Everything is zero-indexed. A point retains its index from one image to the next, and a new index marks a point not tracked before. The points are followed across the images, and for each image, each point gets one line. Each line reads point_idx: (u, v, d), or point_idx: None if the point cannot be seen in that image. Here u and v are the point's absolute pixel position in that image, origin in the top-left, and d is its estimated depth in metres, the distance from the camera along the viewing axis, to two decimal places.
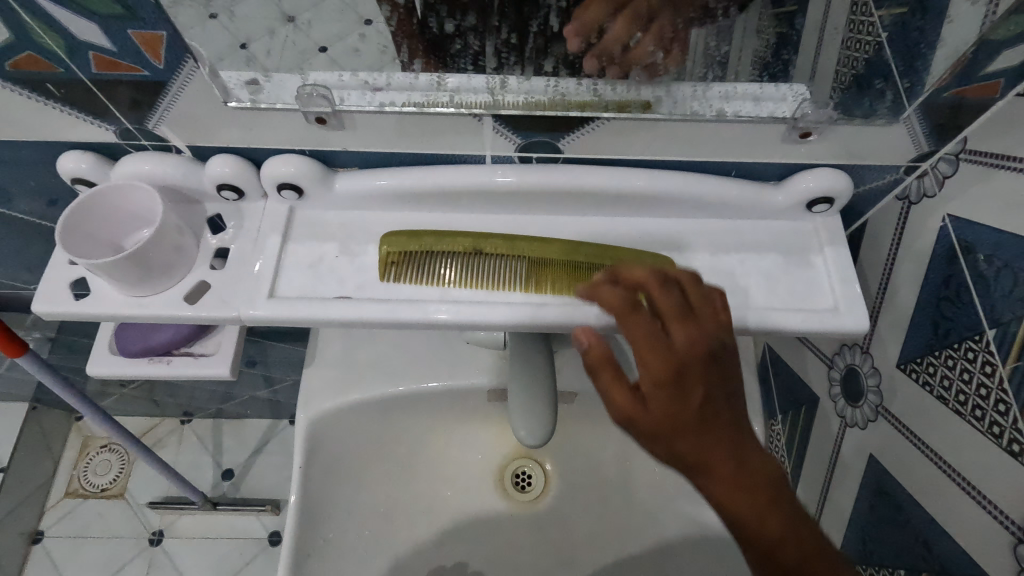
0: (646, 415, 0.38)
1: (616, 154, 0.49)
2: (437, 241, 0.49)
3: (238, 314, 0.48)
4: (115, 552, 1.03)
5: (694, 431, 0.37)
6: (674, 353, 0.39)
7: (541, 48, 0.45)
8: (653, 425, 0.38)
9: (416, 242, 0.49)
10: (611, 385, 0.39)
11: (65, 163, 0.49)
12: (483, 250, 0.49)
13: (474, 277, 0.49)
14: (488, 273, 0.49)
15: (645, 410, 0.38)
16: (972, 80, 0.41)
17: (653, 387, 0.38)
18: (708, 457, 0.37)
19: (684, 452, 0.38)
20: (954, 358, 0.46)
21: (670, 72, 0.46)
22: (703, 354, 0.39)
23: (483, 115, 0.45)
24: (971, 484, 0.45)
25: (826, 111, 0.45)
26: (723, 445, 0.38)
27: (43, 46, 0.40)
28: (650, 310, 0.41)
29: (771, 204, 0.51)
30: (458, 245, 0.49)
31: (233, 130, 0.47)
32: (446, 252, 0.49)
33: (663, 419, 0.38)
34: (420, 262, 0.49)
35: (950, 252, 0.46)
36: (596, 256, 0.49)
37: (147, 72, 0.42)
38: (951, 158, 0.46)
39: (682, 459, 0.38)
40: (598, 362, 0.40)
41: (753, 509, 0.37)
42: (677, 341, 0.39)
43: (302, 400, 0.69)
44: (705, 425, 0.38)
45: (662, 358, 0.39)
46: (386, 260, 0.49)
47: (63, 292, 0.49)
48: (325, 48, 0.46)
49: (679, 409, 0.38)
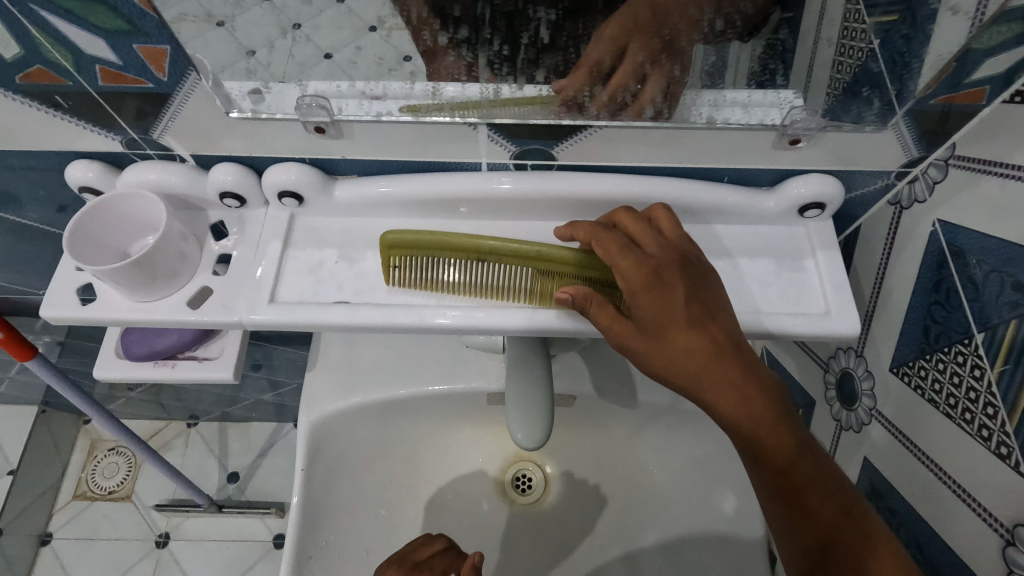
0: (636, 330, 0.45)
1: (610, 161, 0.50)
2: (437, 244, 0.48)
3: (239, 319, 0.49)
4: (122, 554, 1.04)
5: (681, 342, 0.44)
6: (649, 260, 0.45)
7: (532, 60, 0.45)
8: (643, 336, 0.45)
9: (419, 248, 0.48)
10: (601, 315, 0.45)
11: (73, 172, 0.50)
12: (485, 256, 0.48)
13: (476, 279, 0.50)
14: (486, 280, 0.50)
15: (636, 330, 0.45)
16: (960, 87, 0.41)
17: (637, 301, 0.45)
18: (690, 360, 0.44)
19: (676, 363, 0.45)
20: (945, 361, 0.46)
21: (665, 79, 0.45)
22: (677, 261, 0.46)
23: (477, 124, 0.46)
24: (962, 486, 0.45)
25: (815, 118, 0.46)
26: (708, 350, 0.44)
27: (51, 59, 0.41)
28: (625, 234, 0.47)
29: (763, 209, 0.51)
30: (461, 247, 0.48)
31: (235, 140, 0.48)
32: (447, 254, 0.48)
33: (650, 330, 0.45)
34: (422, 265, 0.49)
35: (940, 257, 0.47)
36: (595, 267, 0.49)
37: (151, 85, 0.43)
38: (941, 163, 0.46)
39: (674, 368, 0.45)
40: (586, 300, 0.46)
41: (745, 406, 0.44)
42: (648, 258, 0.46)
43: (305, 403, 0.70)
44: (691, 336, 0.44)
45: (638, 267, 0.45)
46: (388, 263, 0.49)
47: (70, 297, 0.50)
48: (331, 55, 0.45)
49: (663, 317, 0.45)
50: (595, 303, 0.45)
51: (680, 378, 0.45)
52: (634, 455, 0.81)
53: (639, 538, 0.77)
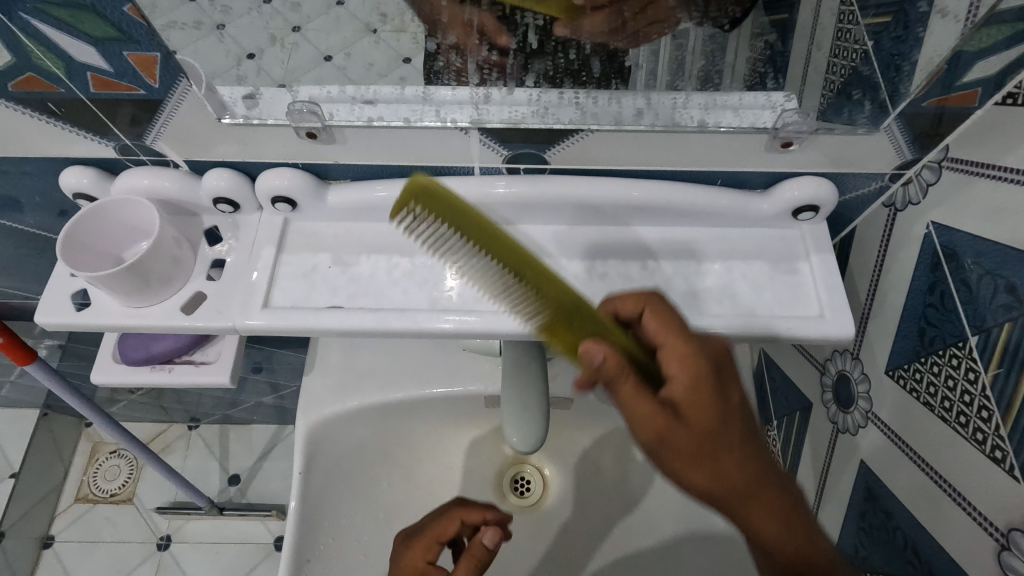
0: (682, 429, 0.40)
1: (603, 164, 0.50)
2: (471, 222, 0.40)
3: (233, 323, 0.49)
4: (123, 556, 1.05)
5: (725, 448, 0.41)
6: (693, 358, 0.42)
7: (522, 65, 0.44)
8: (693, 439, 0.40)
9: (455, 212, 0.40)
10: (631, 393, 0.40)
11: (67, 178, 0.51)
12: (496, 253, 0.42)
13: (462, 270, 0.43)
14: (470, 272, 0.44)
15: (680, 430, 0.40)
16: (952, 89, 0.41)
17: (688, 406, 0.41)
18: (732, 471, 0.41)
19: (720, 471, 0.41)
20: (939, 364, 0.46)
21: (648, 79, 0.46)
22: (717, 359, 0.43)
23: (469, 128, 0.46)
24: (957, 491, 0.45)
25: (807, 121, 0.45)
26: (750, 459, 0.42)
27: (43, 66, 0.42)
28: (677, 323, 0.44)
29: (757, 212, 0.51)
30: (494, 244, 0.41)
31: (228, 145, 0.48)
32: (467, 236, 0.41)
33: (694, 430, 0.40)
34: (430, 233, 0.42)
35: (934, 259, 0.47)
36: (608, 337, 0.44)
37: (143, 91, 0.44)
38: (934, 165, 0.46)
39: (711, 471, 0.41)
40: (615, 374, 0.41)
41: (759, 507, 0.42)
42: (708, 364, 0.42)
43: (302, 406, 0.70)
44: (734, 441, 0.41)
45: (682, 363, 0.42)
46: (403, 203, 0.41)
47: (66, 303, 0.51)
48: (330, 57, 0.47)
49: (709, 419, 0.41)
50: (630, 381, 0.40)
51: (713, 482, 0.41)
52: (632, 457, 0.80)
53: (637, 541, 0.77)
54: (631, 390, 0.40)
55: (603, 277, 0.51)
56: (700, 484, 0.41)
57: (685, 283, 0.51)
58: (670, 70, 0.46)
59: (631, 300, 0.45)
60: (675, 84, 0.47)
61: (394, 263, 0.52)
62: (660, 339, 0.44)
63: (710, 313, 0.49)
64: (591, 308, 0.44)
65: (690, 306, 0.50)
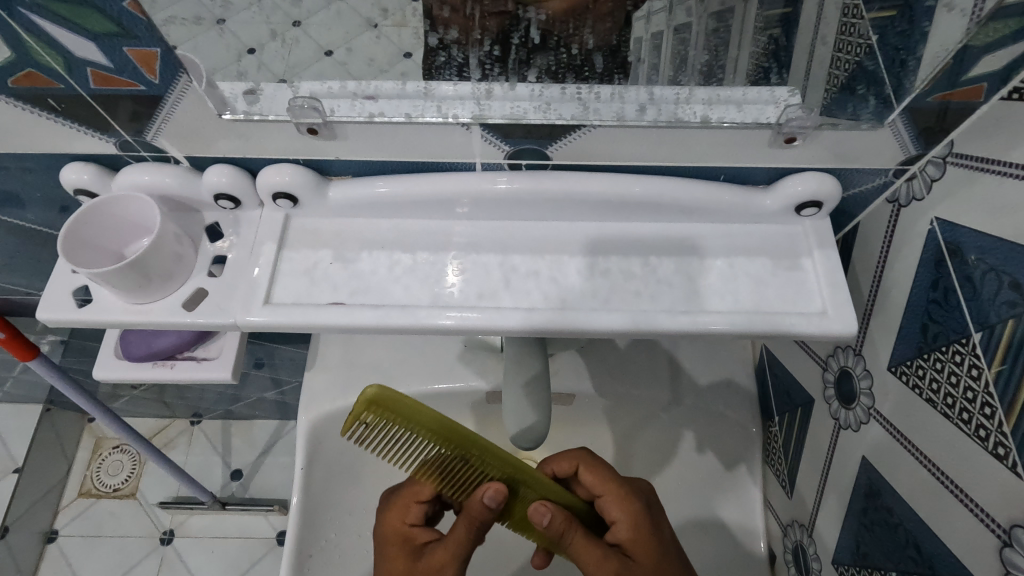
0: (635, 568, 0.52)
1: (605, 160, 0.50)
2: (415, 421, 0.44)
3: (234, 320, 0.49)
4: (126, 551, 1.05)
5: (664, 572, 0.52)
6: (631, 505, 0.55)
7: (523, 60, 0.47)
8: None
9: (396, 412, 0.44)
10: (584, 544, 0.52)
11: (68, 174, 0.50)
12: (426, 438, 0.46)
13: (401, 454, 0.49)
14: (413, 454, 0.49)
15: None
16: (958, 84, 0.41)
17: (633, 549, 0.53)
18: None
19: None
20: (942, 361, 0.46)
21: (646, 75, 0.48)
22: (644, 503, 0.56)
23: (471, 124, 0.46)
24: (960, 487, 0.45)
25: (811, 116, 0.45)
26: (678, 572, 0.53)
27: (41, 62, 0.41)
28: (608, 471, 0.57)
29: (760, 208, 0.51)
30: (451, 442, 0.47)
31: (229, 142, 0.48)
32: (418, 435, 0.46)
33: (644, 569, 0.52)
34: (390, 432, 0.46)
35: (938, 255, 0.46)
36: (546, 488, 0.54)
37: (143, 87, 0.43)
38: (938, 161, 0.46)
39: None
40: (563, 529, 0.51)
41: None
42: (642, 504, 0.56)
43: (303, 402, 0.70)
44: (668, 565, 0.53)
45: (627, 520, 0.55)
46: (354, 416, 0.43)
47: (67, 299, 0.51)
48: (330, 52, 0.49)
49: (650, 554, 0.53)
50: (578, 534, 0.51)
51: None
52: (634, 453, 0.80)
53: None
54: (581, 541, 0.52)
55: (605, 274, 0.51)
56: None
57: (689, 281, 0.51)
58: (664, 71, 0.48)
59: (567, 454, 0.58)
60: (676, 79, 0.48)
61: (396, 259, 0.52)
62: (599, 488, 0.56)
63: (711, 310, 0.49)
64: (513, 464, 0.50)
65: (694, 303, 0.50)
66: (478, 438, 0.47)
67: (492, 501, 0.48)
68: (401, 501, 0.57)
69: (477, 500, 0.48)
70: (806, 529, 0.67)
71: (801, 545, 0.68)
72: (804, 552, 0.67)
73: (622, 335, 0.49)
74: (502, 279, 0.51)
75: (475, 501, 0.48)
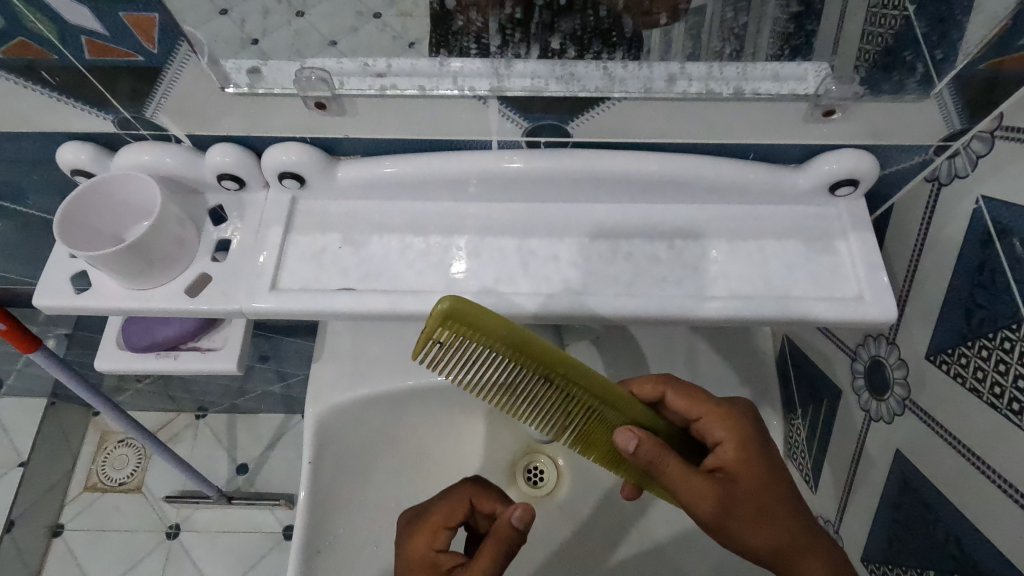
0: (743, 494, 0.46)
1: (627, 137, 0.47)
2: (494, 334, 0.40)
3: (240, 306, 0.47)
4: (133, 545, 1.03)
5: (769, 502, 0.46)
6: (739, 427, 0.49)
7: (547, 23, 0.44)
8: (748, 507, 0.46)
9: (473, 326, 0.40)
10: (681, 471, 0.46)
11: (65, 154, 0.48)
12: (506, 351, 0.42)
13: (479, 374, 0.45)
14: (489, 376, 0.45)
15: (745, 504, 0.46)
16: (1010, 49, 0.38)
17: (739, 471, 0.47)
18: (788, 521, 0.46)
19: (773, 525, 0.46)
20: (988, 348, 0.43)
21: (664, 45, 0.44)
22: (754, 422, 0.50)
23: (488, 97, 0.43)
24: (1009, 483, 0.42)
25: (852, 87, 0.42)
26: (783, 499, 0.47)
27: (34, 30, 0.39)
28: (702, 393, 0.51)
29: (791, 187, 0.48)
30: (531, 358, 0.42)
31: (233, 119, 0.46)
32: (497, 351, 0.42)
33: (753, 496, 0.46)
34: (467, 348, 0.42)
35: (984, 236, 0.44)
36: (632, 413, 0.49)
37: (141, 58, 0.41)
38: (985, 135, 0.43)
39: (763, 537, 0.46)
40: (653, 455, 0.46)
41: (810, 557, 0.46)
42: (750, 422, 0.50)
43: (311, 394, 0.68)
44: (777, 495, 0.47)
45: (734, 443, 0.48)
46: (428, 334, 0.40)
47: (65, 286, 0.48)
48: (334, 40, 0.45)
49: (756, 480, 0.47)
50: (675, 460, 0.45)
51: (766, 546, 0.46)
52: None
53: (655, 532, 0.74)
54: (678, 470, 0.46)
55: (628, 258, 0.49)
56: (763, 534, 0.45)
57: (717, 265, 0.48)
58: (686, 41, 0.44)
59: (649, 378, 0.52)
60: (696, 54, 0.44)
61: (408, 244, 0.49)
62: (696, 411, 0.50)
63: (741, 296, 0.47)
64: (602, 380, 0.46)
65: (722, 287, 0.47)
66: (556, 353, 0.42)
67: (520, 521, 0.47)
68: (424, 527, 0.56)
69: (505, 521, 0.48)
70: (832, 525, 0.64)
71: None
72: None
73: (644, 321, 0.47)
74: (519, 263, 0.48)
75: (503, 521, 0.48)
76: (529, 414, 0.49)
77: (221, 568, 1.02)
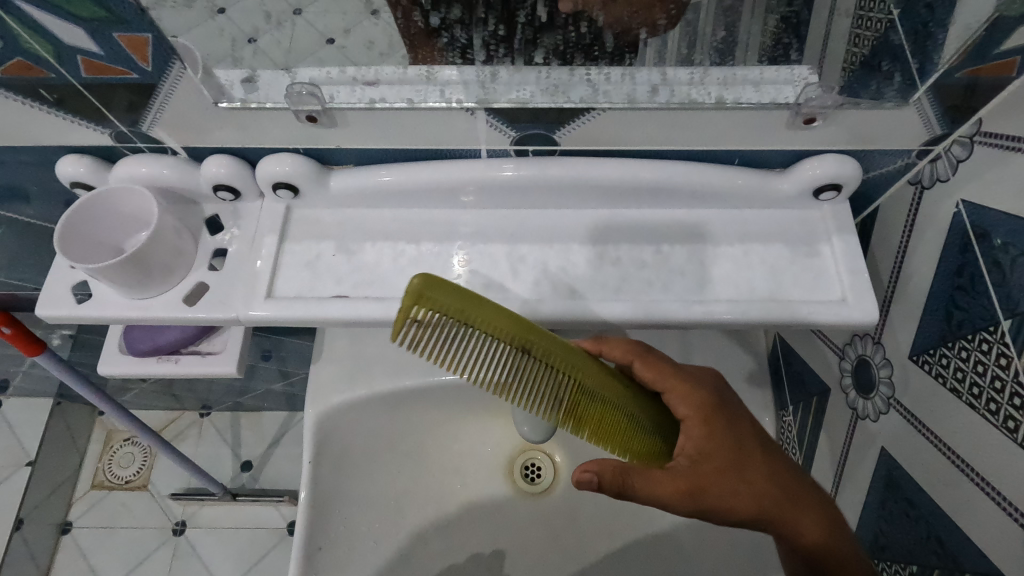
0: (712, 472, 0.45)
1: (613, 145, 0.48)
2: (456, 304, 0.40)
3: (237, 314, 0.48)
4: (140, 542, 1.05)
5: (738, 475, 0.45)
6: (701, 398, 0.47)
7: (530, 40, 0.42)
8: (712, 495, 0.45)
9: (444, 300, 0.40)
10: (644, 480, 0.44)
11: (64, 167, 0.49)
12: (469, 321, 0.41)
13: (444, 350, 0.43)
14: (454, 350, 0.44)
15: (714, 482, 0.45)
16: (986, 58, 0.39)
17: (704, 445, 0.46)
18: (757, 481, 0.46)
19: (744, 493, 0.45)
20: (968, 349, 0.44)
21: (655, 53, 0.43)
22: (714, 390, 0.48)
23: (476, 109, 0.44)
24: (987, 481, 0.43)
25: (831, 96, 0.43)
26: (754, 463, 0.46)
27: (31, 51, 0.40)
28: (667, 364, 0.48)
29: (776, 192, 0.49)
30: (511, 336, 0.42)
31: (228, 131, 0.47)
32: (458, 321, 0.41)
33: (725, 467, 0.45)
34: (444, 327, 0.42)
35: (964, 240, 0.44)
36: (616, 396, 0.47)
37: (136, 75, 0.42)
38: (966, 140, 0.44)
39: (736, 509, 0.45)
40: (616, 478, 0.44)
41: (789, 513, 0.46)
42: (709, 394, 0.47)
43: (310, 395, 0.69)
44: (746, 463, 0.46)
45: (694, 406, 0.47)
46: (405, 313, 0.40)
47: (65, 295, 0.50)
48: (334, 39, 0.44)
49: (726, 452, 0.46)
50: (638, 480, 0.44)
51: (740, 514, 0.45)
52: None
53: (648, 527, 0.75)
54: (643, 477, 0.44)
55: (616, 263, 0.50)
56: (739, 510, 0.45)
57: (702, 269, 0.49)
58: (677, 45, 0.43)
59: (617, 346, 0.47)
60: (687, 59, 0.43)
61: (400, 251, 0.50)
62: (662, 383, 0.48)
63: (725, 300, 0.48)
64: (564, 348, 0.44)
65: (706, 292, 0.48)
66: (534, 332, 0.42)
67: None
68: None
69: None
70: None
71: None
72: None
73: (632, 326, 0.48)
74: (509, 269, 0.50)
75: None
76: (527, 409, 0.47)
77: (227, 563, 1.04)
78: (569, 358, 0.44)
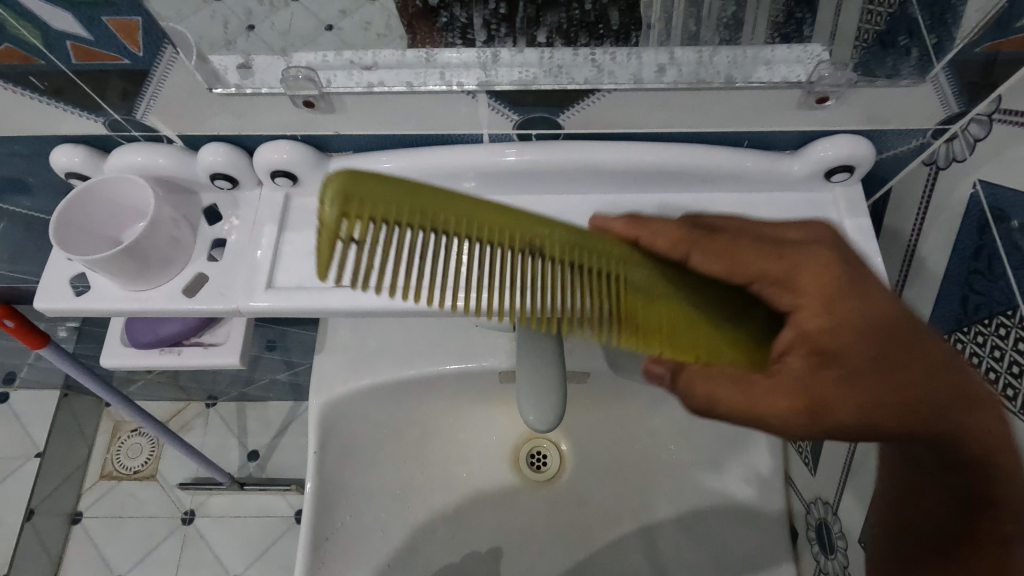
0: (819, 364, 0.35)
1: (618, 128, 0.47)
2: (405, 204, 0.30)
3: (237, 305, 0.48)
4: (150, 531, 1.06)
5: (855, 360, 0.36)
6: (785, 273, 0.37)
7: (532, 17, 0.43)
8: (835, 401, 0.35)
9: (381, 198, 0.30)
10: (731, 389, 0.36)
11: (58, 157, 0.48)
12: (435, 213, 0.31)
13: (434, 273, 0.32)
14: (453, 267, 0.33)
15: (827, 376, 0.35)
16: (1009, 32, 0.37)
17: (817, 338, 0.36)
18: (875, 364, 0.36)
19: (867, 386, 0.35)
20: (984, 334, 0.43)
21: (660, 36, 0.44)
22: (806, 264, 0.37)
23: (476, 92, 0.43)
24: None
25: (845, 73, 0.42)
26: (874, 341, 0.36)
27: (19, 36, 0.39)
28: (733, 240, 0.38)
29: (786, 174, 0.48)
30: (508, 237, 0.33)
31: (224, 118, 0.46)
32: (415, 224, 0.31)
33: (838, 363, 0.36)
34: (397, 243, 0.30)
35: (981, 221, 0.43)
36: (667, 292, 0.39)
37: (127, 61, 0.41)
38: (983, 118, 0.42)
39: (864, 408, 0.35)
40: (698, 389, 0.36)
41: (928, 391, 0.36)
42: (798, 259, 0.37)
43: (314, 385, 0.69)
44: (860, 346, 0.36)
45: (782, 285, 0.37)
46: (335, 230, 0.29)
47: (63, 288, 0.49)
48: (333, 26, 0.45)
49: (831, 338, 0.36)
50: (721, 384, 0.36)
51: (874, 414, 0.35)
52: (647, 432, 0.78)
53: (656, 514, 0.75)
54: (728, 387, 0.36)
55: None
56: (870, 413, 0.35)
57: None
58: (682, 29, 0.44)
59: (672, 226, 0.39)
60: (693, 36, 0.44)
61: None
62: (738, 264, 0.38)
63: None
64: (574, 236, 0.35)
65: None
66: (519, 214, 0.33)
67: None
68: None
69: None
70: (831, 507, 0.65)
71: (826, 523, 0.66)
72: (828, 530, 0.65)
73: None
74: None
75: None
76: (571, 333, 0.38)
77: (236, 552, 1.05)
78: (582, 246, 0.36)
